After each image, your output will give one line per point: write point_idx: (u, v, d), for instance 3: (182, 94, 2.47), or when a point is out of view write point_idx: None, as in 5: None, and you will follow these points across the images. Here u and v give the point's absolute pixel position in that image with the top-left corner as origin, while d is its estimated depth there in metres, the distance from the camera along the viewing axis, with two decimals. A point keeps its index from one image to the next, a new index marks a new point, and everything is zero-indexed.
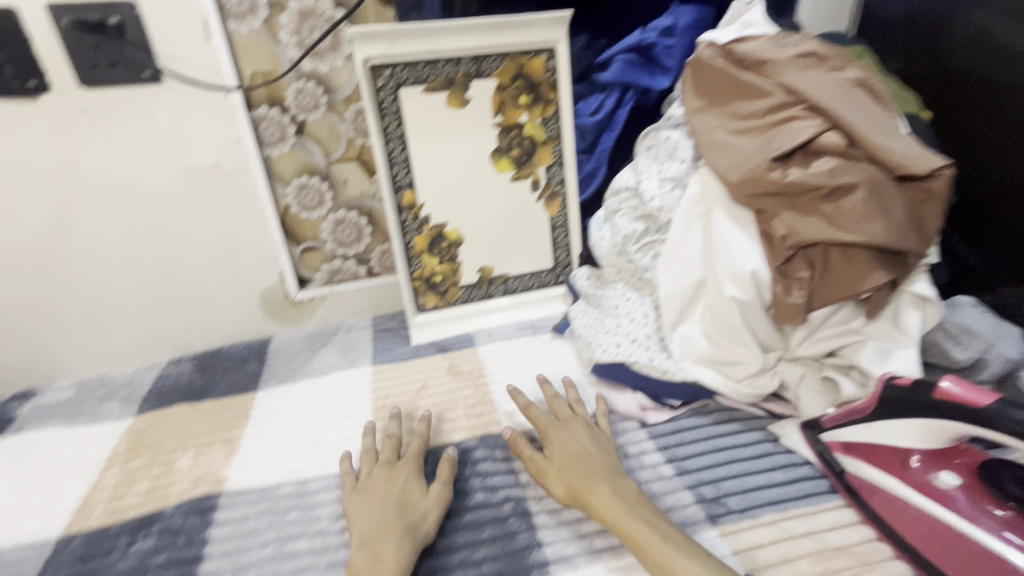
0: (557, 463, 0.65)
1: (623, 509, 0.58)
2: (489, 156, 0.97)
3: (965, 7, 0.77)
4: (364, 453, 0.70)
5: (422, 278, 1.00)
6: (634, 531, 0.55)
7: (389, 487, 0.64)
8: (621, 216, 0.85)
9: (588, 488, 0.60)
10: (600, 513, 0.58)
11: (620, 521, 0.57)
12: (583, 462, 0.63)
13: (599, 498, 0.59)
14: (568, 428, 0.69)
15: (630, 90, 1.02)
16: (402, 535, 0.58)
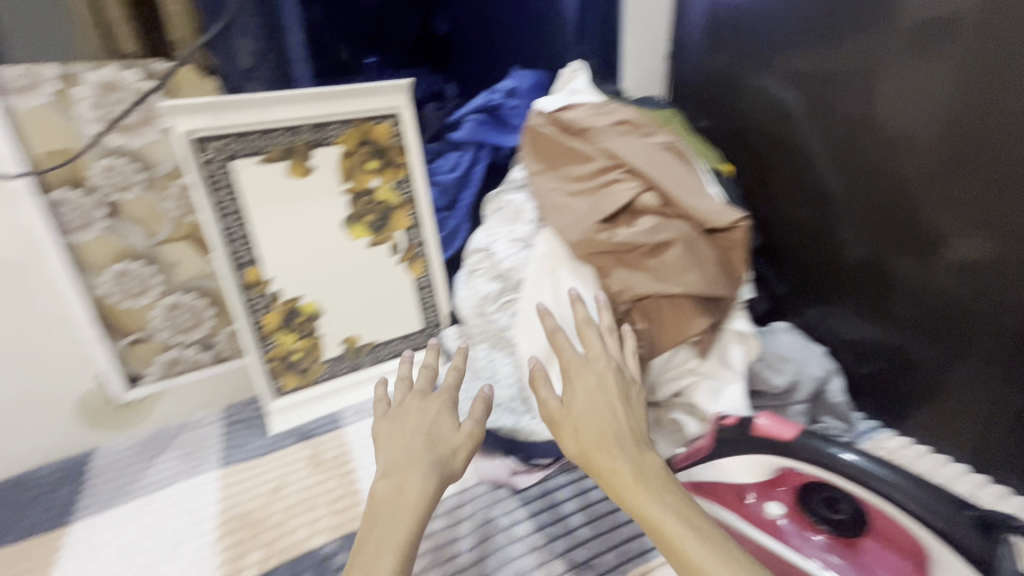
0: (574, 415, 0.58)
1: (641, 481, 0.52)
2: (341, 224, 0.93)
3: (750, 77, 0.92)
4: (401, 379, 0.65)
5: (277, 358, 0.92)
6: (645, 507, 0.50)
7: (414, 421, 0.59)
8: (479, 277, 0.86)
9: (605, 458, 0.54)
10: (616, 483, 0.53)
11: (632, 496, 0.51)
12: (600, 422, 0.56)
13: (611, 470, 0.53)
14: (598, 368, 0.60)
15: (482, 148, 1.06)
16: (423, 469, 0.54)
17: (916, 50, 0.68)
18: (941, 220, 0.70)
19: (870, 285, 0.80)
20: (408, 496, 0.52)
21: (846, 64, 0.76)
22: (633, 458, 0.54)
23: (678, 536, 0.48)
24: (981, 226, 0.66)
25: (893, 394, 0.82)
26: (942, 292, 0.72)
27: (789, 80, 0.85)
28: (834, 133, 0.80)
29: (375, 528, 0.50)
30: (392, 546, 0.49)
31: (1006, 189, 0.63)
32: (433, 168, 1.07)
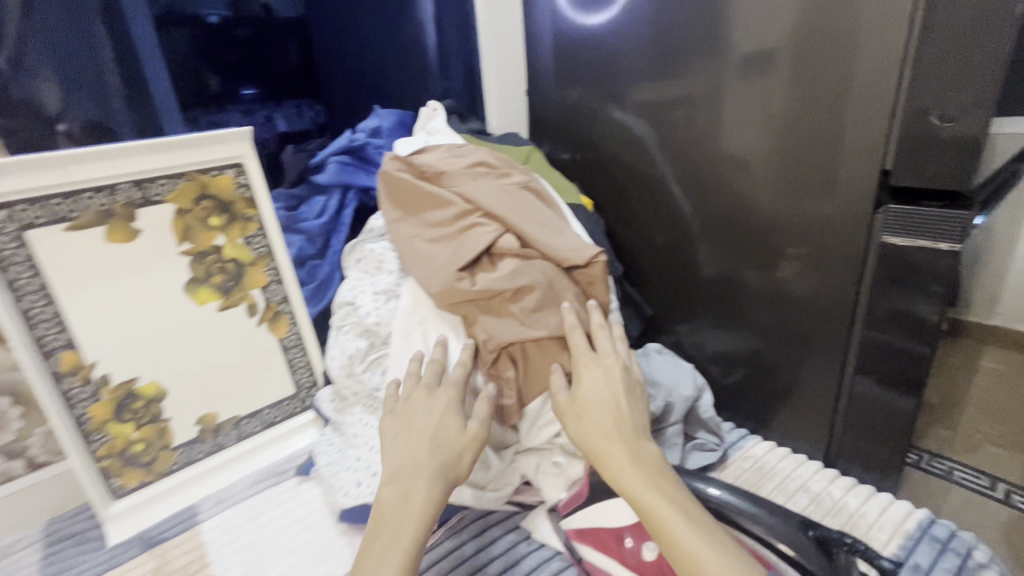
0: (579, 405, 0.60)
1: (637, 472, 0.54)
2: (183, 290, 0.82)
3: (600, 109, 0.97)
4: (408, 375, 0.66)
5: (111, 454, 0.78)
6: (641, 496, 0.52)
7: (423, 419, 0.60)
8: (346, 334, 0.79)
9: (604, 449, 0.56)
10: (615, 475, 0.54)
11: (631, 487, 0.53)
12: (601, 415, 0.58)
13: (611, 463, 0.55)
14: (598, 363, 0.62)
15: (349, 190, 1.00)
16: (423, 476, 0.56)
17: (734, 81, 0.76)
18: (774, 231, 0.77)
19: (726, 297, 0.86)
20: (414, 503, 0.55)
21: (683, 93, 0.82)
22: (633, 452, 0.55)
23: (674, 527, 0.49)
24: (805, 233, 0.74)
25: (755, 398, 0.88)
26: (783, 296, 0.79)
27: (632, 111, 0.91)
28: (676, 158, 0.86)
29: (381, 530, 0.54)
30: (396, 547, 0.52)
31: (818, 199, 0.72)
32: (296, 215, 0.99)
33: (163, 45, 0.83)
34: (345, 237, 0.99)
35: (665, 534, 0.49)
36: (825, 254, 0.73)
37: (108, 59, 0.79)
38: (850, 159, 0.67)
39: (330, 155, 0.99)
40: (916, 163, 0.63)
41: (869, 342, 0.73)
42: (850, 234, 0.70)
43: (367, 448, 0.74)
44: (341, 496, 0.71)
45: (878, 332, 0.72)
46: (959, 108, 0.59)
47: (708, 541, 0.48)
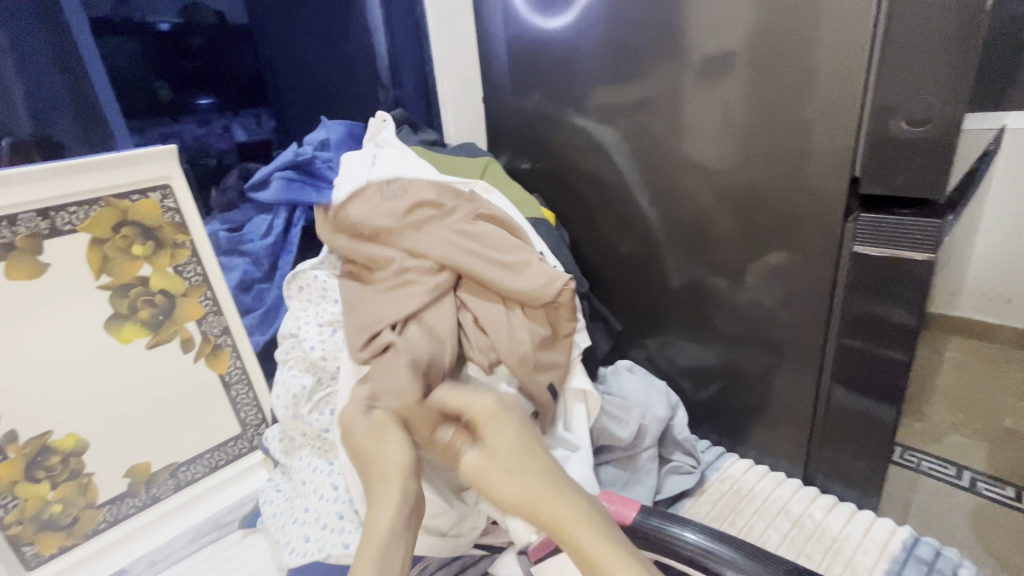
0: (496, 462, 0.53)
1: (569, 506, 0.51)
2: (104, 328, 0.74)
3: (560, 114, 0.92)
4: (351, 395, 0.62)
5: (23, 519, 0.69)
6: (575, 532, 0.49)
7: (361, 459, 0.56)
8: (291, 369, 0.73)
9: (537, 498, 0.51)
10: (547, 514, 0.51)
11: (562, 525, 0.50)
12: (513, 475, 0.52)
13: (551, 504, 0.51)
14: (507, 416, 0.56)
15: (297, 208, 0.91)
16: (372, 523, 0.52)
17: (693, 85, 0.72)
18: (742, 240, 0.74)
19: (694, 307, 0.83)
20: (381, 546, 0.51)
21: (644, 95, 0.78)
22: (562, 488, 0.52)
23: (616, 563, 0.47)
24: (773, 241, 0.71)
25: (729, 412, 0.84)
26: (754, 307, 0.76)
27: (592, 119, 0.87)
28: (638, 167, 0.82)
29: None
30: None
31: (785, 206, 0.69)
32: (239, 236, 0.89)
33: (98, 53, 0.74)
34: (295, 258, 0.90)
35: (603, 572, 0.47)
36: (794, 263, 0.70)
37: (10, 71, 0.68)
38: (817, 165, 0.65)
39: (274, 171, 0.89)
40: (886, 170, 0.61)
41: (840, 351, 0.71)
42: (819, 241, 0.68)
43: (315, 496, 0.67)
44: (288, 554, 0.64)
45: (850, 339, 0.70)
46: (927, 111, 0.56)
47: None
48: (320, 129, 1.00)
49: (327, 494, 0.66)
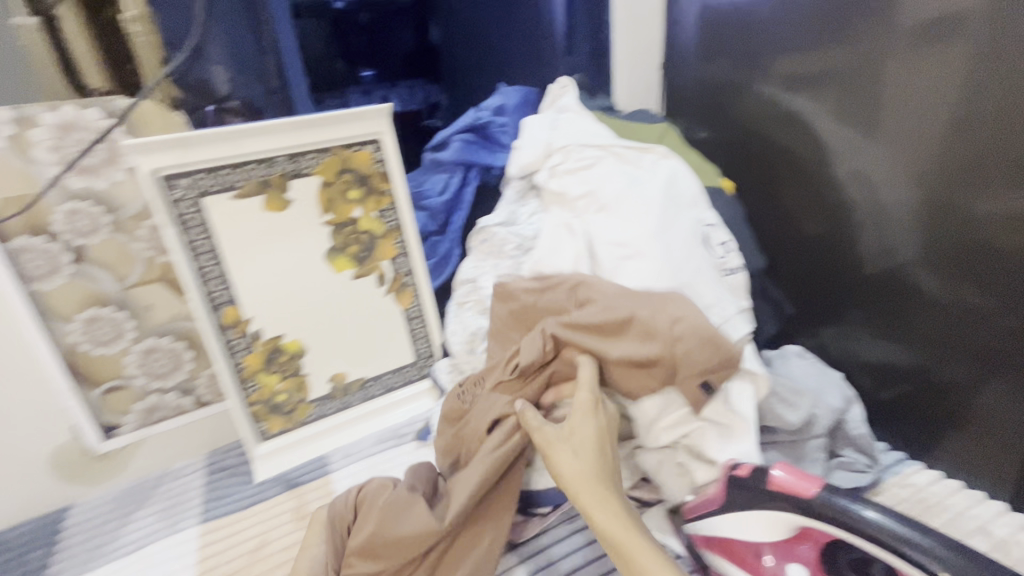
0: (564, 447, 0.55)
1: (613, 518, 0.51)
2: (323, 258, 0.89)
3: (748, 82, 0.87)
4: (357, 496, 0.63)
5: (261, 401, 0.87)
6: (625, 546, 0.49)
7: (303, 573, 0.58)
8: (468, 310, 0.81)
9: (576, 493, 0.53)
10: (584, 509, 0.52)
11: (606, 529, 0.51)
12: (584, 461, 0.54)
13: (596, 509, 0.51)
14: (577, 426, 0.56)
15: (471, 169, 1.01)
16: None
17: (903, 50, 0.65)
18: (956, 228, 0.64)
19: (886, 300, 0.74)
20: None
21: (847, 60, 0.71)
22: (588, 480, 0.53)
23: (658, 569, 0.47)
24: (984, 238, 0.62)
25: (917, 421, 0.75)
26: (964, 308, 0.66)
27: (776, 91, 0.82)
28: (821, 147, 0.78)
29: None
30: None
31: (987, 211, 0.61)
32: (421, 192, 1.01)
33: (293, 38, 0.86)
34: (467, 213, 1.03)
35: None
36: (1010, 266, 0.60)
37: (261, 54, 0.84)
38: None
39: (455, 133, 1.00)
40: None
41: None
42: None
43: None
44: None
45: None
46: None
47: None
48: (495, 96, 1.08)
49: None
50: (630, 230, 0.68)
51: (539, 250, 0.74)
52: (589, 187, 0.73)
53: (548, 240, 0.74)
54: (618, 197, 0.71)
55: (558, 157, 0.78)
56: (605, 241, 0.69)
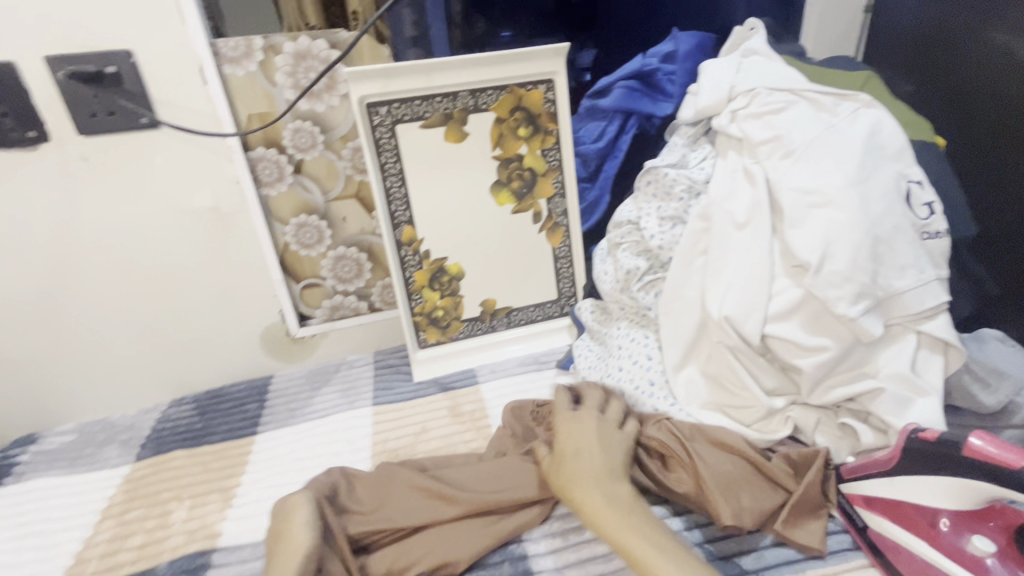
0: (567, 460, 0.65)
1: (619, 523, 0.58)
2: (489, 190, 0.95)
3: (978, 26, 0.75)
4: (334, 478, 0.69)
5: (423, 313, 0.98)
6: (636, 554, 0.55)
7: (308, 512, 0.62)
8: (624, 251, 0.83)
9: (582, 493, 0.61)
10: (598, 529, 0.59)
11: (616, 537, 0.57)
12: (586, 467, 0.63)
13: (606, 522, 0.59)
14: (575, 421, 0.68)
15: (631, 117, 0.93)
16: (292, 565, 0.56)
17: None
18: None
19: None
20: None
21: None
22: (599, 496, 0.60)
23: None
24: None
25: None
26: None
27: (1016, 36, 0.70)
28: None
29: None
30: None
31: None
32: (575, 138, 0.97)
33: None
34: (620, 164, 0.96)
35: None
36: None
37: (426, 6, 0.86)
38: None
39: (619, 79, 0.91)
40: None
41: None
42: None
43: (630, 361, 0.78)
44: None
45: None
46: None
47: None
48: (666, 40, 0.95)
49: (642, 361, 0.77)
50: (819, 178, 0.65)
51: (711, 193, 0.74)
52: (777, 131, 0.71)
53: (721, 185, 0.74)
54: (808, 143, 0.68)
55: (742, 101, 0.76)
56: (789, 187, 0.67)
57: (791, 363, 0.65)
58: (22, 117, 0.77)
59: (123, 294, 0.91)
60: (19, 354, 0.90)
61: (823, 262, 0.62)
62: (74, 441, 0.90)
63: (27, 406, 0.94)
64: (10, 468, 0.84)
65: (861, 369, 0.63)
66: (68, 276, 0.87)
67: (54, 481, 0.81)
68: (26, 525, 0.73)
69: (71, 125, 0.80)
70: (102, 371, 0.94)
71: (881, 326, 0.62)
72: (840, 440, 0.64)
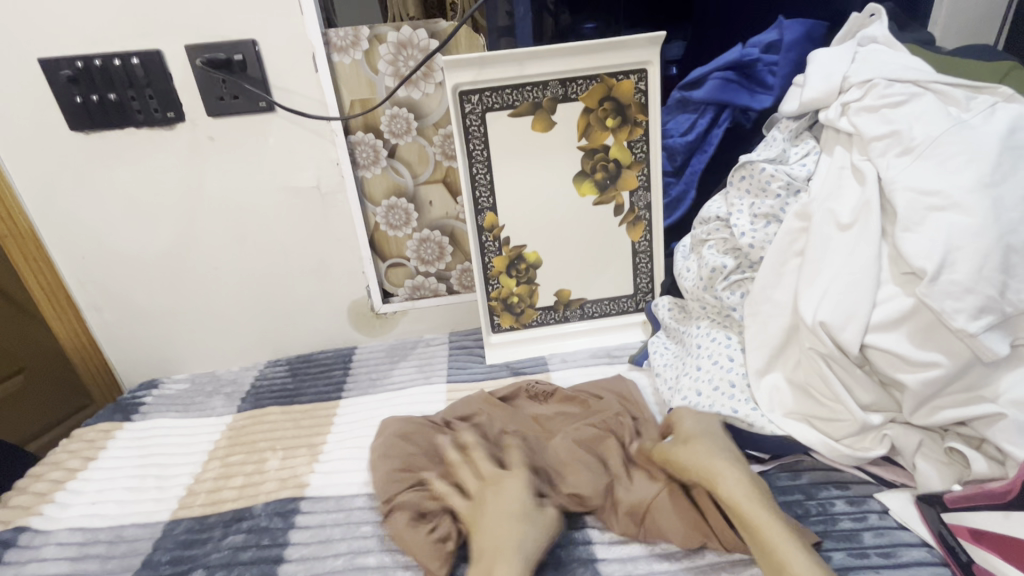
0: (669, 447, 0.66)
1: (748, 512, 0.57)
2: (572, 180, 0.95)
3: None
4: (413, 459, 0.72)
5: (499, 299, 0.99)
6: (763, 527, 0.55)
7: (514, 503, 0.61)
8: (709, 248, 0.80)
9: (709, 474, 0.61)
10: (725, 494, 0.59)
11: (742, 507, 0.57)
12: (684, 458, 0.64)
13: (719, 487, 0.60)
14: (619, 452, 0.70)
15: (725, 110, 0.89)
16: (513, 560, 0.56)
17: None
18: None
19: None
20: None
21: None
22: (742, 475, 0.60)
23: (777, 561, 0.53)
24: None
25: None
26: None
27: None
28: None
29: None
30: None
31: None
32: (663, 130, 0.95)
33: None
34: (709, 159, 0.92)
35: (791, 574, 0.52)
36: None
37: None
38: None
39: (716, 69, 0.87)
40: None
41: None
42: None
43: (710, 360, 0.76)
44: (679, 398, 0.75)
45: None
46: None
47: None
48: (770, 29, 0.90)
49: (722, 362, 0.74)
50: (941, 179, 0.60)
51: (813, 192, 0.70)
52: (895, 125, 0.65)
53: (825, 183, 0.70)
54: (931, 140, 0.62)
55: (856, 93, 0.70)
56: (904, 187, 0.62)
57: (893, 377, 0.60)
58: (164, 99, 0.87)
59: (235, 262, 1.01)
60: (150, 309, 1.03)
61: (940, 270, 0.57)
62: (187, 390, 1.01)
63: (151, 354, 1.07)
64: (136, 407, 0.96)
65: (977, 392, 0.57)
66: (191, 241, 0.98)
67: (172, 422, 0.91)
68: (149, 457, 0.83)
69: (203, 107, 0.89)
70: (214, 328, 1.05)
71: (1007, 345, 0.55)
72: (945, 467, 0.59)
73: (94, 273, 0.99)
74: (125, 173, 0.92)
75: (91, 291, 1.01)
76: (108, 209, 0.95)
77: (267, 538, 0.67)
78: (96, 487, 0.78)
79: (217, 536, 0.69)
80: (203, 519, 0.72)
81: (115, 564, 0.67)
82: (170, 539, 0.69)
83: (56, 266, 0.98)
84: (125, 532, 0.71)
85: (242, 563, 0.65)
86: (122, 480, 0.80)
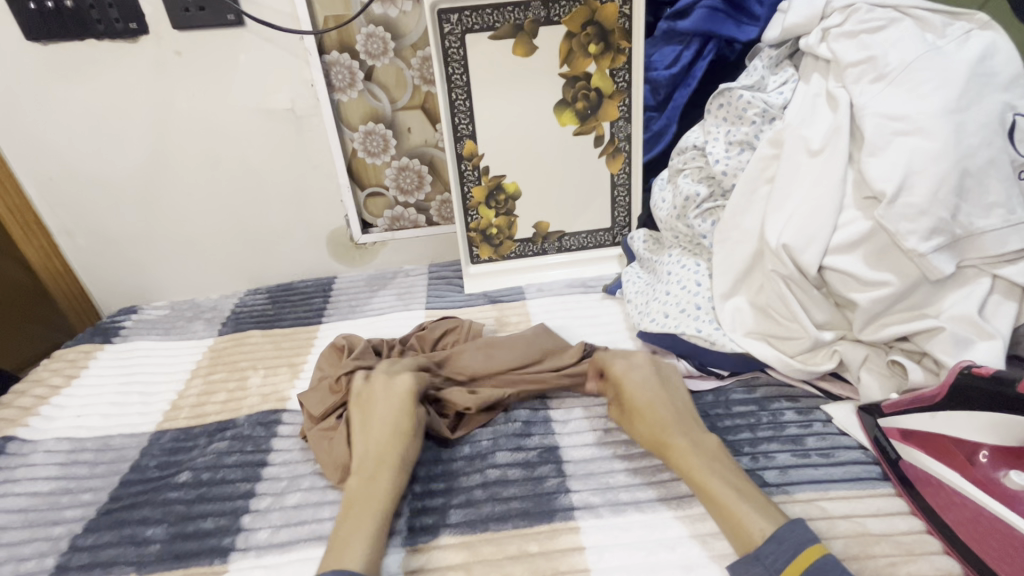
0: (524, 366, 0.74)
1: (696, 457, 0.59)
2: (553, 109, 0.94)
3: None
4: (316, 389, 0.71)
5: (478, 230, 1.00)
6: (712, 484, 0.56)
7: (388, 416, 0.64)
8: (685, 177, 0.81)
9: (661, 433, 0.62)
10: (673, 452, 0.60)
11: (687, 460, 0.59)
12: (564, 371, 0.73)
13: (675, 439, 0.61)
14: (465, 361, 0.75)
15: (711, 40, 0.86)
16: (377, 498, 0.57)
17: None
18: None
19: None
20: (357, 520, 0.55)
21: None
22: (677, 431, 0.62)
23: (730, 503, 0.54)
24: None
25: None
26: None
27: None
28: None
29: (348, 517, 0.56)
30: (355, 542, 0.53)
31: None
32: (648, 62, 0.94)
33: None
34: (691, 94, 0.90)
35: (726, 507, 0.54)
36: None
37: None
38: None
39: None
40: None
41: None
42: None
43: (679, 286, 0.78)
44: (648, 321, 0.78)
45: None
46: None
47: (761, 508, 0.53)
48: None
49: (690, 286, 0.77)
50: (910, 104, 0.61)
51: (787, 118, 0.71)
52: (872, 51, 0.65)
53: (800, 110, 0.71)
54: (905, 66, 0.63)
55: (837, 18, 0.70)
56: (873, 112, 0.63)
57: (846, 296, 0.64)
58: (125, 8, 0.83)
59: (209, 187, 0.99)
60: (121, 234, 1.01)
61: (899, 193, 0.59)
62: (166, 314, 1.01)
63: (126, 281, 1.06)
64: (115, 330, 0.96)
65: (923, 310, 0.61)
66: (161, 164, 0.96)
67: (153, 344, 0.92)
68: (132, 375, 0.85)
69: (168, 19, 0.85)
70: (190, 255, 1.05)
71: (953, 265, 0.58)
72: (887, 378, 0.63)
73: (61, 194, 0.97)
74: (87, 90, 0.89)
75: (59, 213, 0.99)
76: (71, 127, 0.91)
77: (251, 444, 0.71)
78: (79, 403, 0.80)
79: (203, 443, 0.72)
80: (188, 430, 0.75)
81: (105, 469, 0.70)
82: (157, 446, 0.72)
83: (20, 186, 0.95)
84: (111, 441, 0.74)
85: (228, 466, 0.68)
86: (104, 397, 0.81)
